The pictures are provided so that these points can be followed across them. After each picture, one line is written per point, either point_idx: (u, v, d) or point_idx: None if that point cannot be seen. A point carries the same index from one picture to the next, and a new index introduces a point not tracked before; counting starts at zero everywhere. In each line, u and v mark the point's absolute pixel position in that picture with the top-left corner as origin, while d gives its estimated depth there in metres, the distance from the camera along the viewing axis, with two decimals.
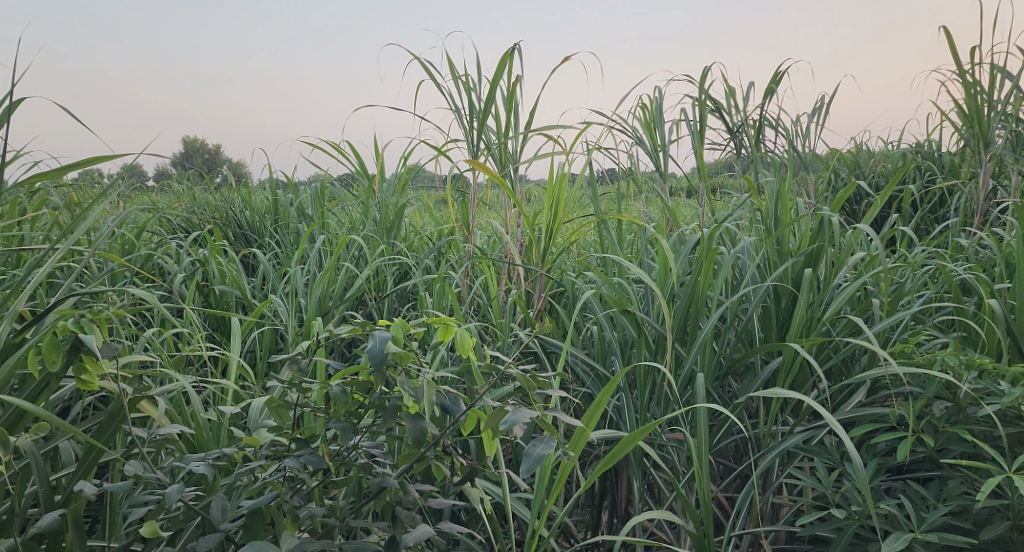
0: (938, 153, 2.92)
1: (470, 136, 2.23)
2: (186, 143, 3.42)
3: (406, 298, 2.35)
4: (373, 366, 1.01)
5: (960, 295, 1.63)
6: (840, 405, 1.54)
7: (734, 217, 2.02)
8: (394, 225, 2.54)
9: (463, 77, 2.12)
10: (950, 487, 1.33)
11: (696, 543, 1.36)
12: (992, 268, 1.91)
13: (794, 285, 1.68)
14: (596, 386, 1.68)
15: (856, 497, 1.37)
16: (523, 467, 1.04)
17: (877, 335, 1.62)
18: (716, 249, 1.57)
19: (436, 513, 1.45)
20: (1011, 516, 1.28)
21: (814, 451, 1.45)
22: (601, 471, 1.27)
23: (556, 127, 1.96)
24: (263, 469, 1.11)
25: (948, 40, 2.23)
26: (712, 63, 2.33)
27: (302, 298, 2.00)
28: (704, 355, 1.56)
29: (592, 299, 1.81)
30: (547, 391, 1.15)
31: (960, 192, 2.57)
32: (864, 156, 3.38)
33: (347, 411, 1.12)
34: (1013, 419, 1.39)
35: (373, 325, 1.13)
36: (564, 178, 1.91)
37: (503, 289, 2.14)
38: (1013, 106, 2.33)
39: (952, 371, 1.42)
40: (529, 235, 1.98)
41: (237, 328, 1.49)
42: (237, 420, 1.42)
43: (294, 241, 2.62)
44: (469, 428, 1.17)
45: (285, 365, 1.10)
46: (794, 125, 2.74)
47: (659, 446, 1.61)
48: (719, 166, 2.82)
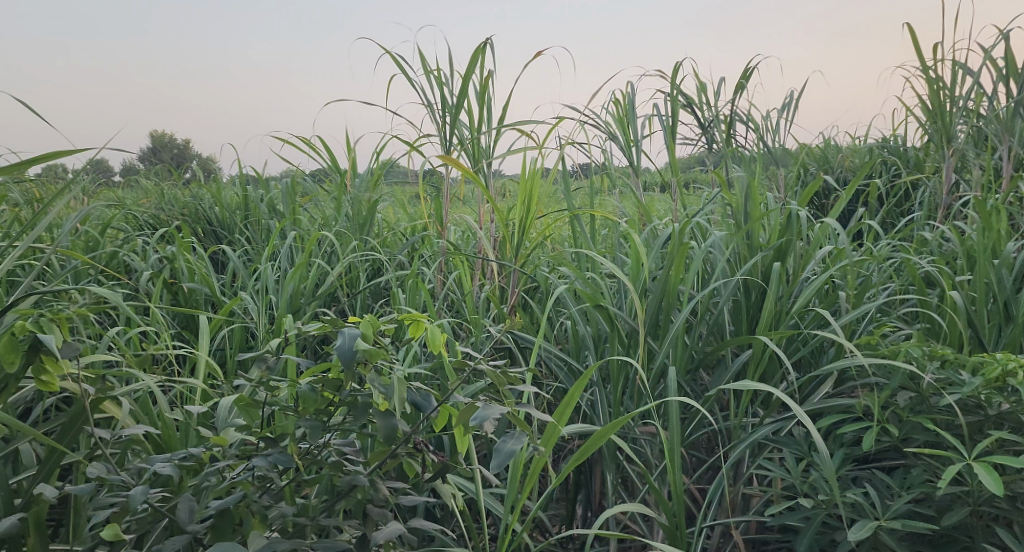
0: (903, 148, 2.98)
1: (443, 131, 2.22)
2: (154, 137, 3.32)
3: (379, 294, 2.34)
4: (342, 363, 1.01)
5: (923, 287, 1.66)
6: (808, 397, 1.57)
7: (705, 212, 2.04)
8: (367, 221, 2.53)
9: (435, 71, 2.12)
10: (913, 475, 1.36)
11: (668, 534, 1.38)
12: (954, 261, 1.94)
13: (764, 278, 1.71)
14: (569, 380, 1.70)
15: (824, 486, 1.39)
16: (494, 462, 1.05)
17: (844, 328, 1.66)
18: (687, 243, 1.59)
19: (410, 509, 1.45)
20: (972, 502, 1.31)
21: (784, 442, 1.48)
22: (575, 464, 1.29)
23: (528, 122, 1.96)
24: (232, 468, 1.09)
25: (912, 36, 2.28)
26: (683, 59, 2.36)
27: (273, 295, 1.97)
28: (676, 348, 1.58)
29: (564, 294, 1.81)
30: (519, 386, 1.14)
31: (925, 186, 2.61)
32: (832, 151, 3.43)
33: (317, 409, 1.11)
34: (974, 408, 1.38)
35: (343, 322, 1.12)
36: (536, 172, 1.91)
37: (477, 284, 2.13)
38: (975, 102, 2.38)
39: (916, 362, 1.44)
40: (502, 231, 1.98)
41: (204, 327, 1.47)
42: (206, 419, 1.40)
43: (265, 237, 2.59)
44: (441, 424, 1.17)
45: (252, 364, 1.09)
46: (765, 119, 2.78)
47: (633, 439, 1.63)
48: (691, 160, 2.85)
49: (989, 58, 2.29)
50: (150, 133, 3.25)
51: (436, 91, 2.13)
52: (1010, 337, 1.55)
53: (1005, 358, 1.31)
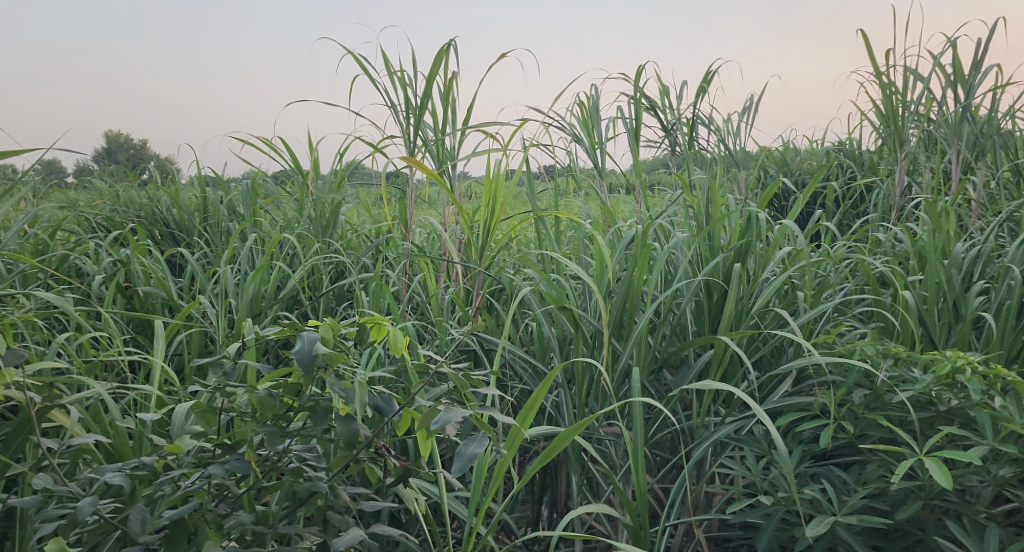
0: (858, 151, 3.06)
1: (407, 132, 2.20)
2: (109, 137, 3.23)
3: (343, 297, 2.32)
4: (301, 368, 0.99)
5: (877, 287, 1.70)
6: (768, 396, 1.60)
7: (668, 213, 2.06)
8: (330, 223, 2.49)
9: (398, 72, 2.10)
10: (868, 471, 1.39)
11: (632, 534, 1.38)
12: (907, 262, 2.00)
13: (725, 279, 1.73)
14: (533, 382, 1.71)
15: (783, 483, 1.42)
16: (456, 466, 1.04)
17: (803, 327, 1.69)
18: (650, 245, 1.60)
19: (373, 514, 1.43)
20: (923, 496, 1.34)
21: (745, 440, 1.50)
22: (540, 466, 1.28)
23: (492, 123, 1.95)
24: (186, 477, 1.06)
25: (866, 43, 2.34)
26: (646, 62, 2.38)
27: (232, 298, 1.93)
28: (640, 349, 1.59)
29: (528, 296, 1.81)
30: (482, 389, 1.14)
31: (880, 188, 2.68)
32: (791, 154, 3.50)
33: (276, 415, 1.09)
34: (926, 404, 1.42)
35: (303, 326, 1.10)
36: (501, 174, 1.91)
37: (442, 286, 2.12)
38: (926, 106, 2.45)
39: (871, 360, 1.48)
40: (467, 233, 1.97)
41: (160, 331, 1.44)
42: (162, 426, 1.36)
43: (225, 239, 2.54)
44: (404, 428, 1.16)
45: (208, 369, 1.06)
46: (726, 122, 2.83)
47: (597, 440, 1.63)
48: (654, 163, 2.87)
49: (938, 64, 2.36)
50: (104, 132, 3.16)
51: (400, 91, 2.12)
52: (960, 335, 1.60)
53: (954, 355, 1.35)
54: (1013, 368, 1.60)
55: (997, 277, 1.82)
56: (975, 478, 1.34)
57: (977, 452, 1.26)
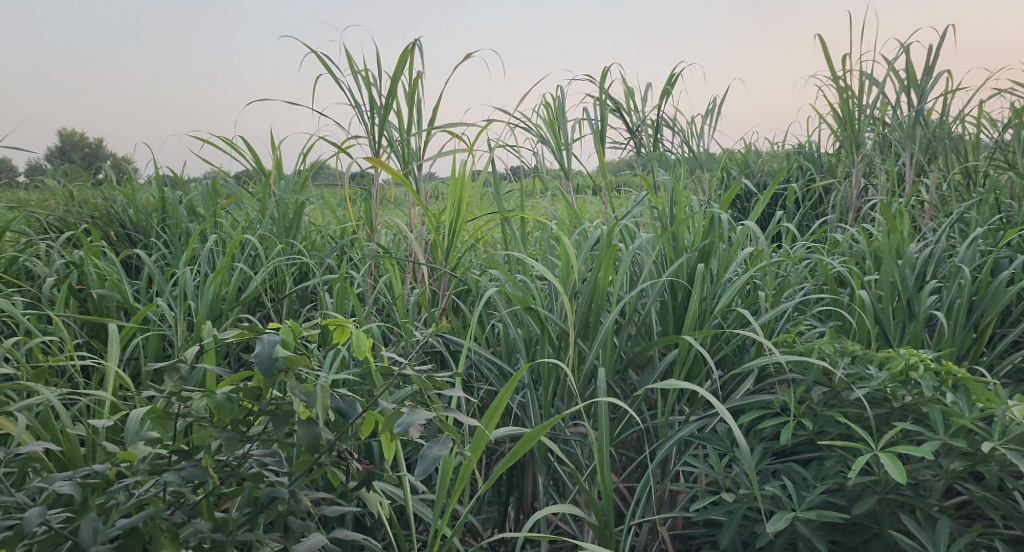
0: (817, 154, 3.12)
1: (372, 132, 2.18)
2: (62, 135, 3.14)
3: (307, 299, 2.28)
4: (260, 371, 0.97)
5: (835, 287, 1.74)
6: (731, 394, 1.62)
7: (633, 214, 2.08)
8: (294, 224, 2.45)
9: (362, 72, 2.08)
10: (827, 467, 1.42)
11: (597, 533, 1.39)
12: (864, 262, 2.05)
13: (689, 279, 1.75)
14: (499, 382, 1.71)
15: (745, 480, 1.44)
16: (419, 469, 1.03)
17: (764, 326, 1.72)
18: (616, 245, 1.61)
19: (337, 519, 1.41)
20: (879, 491, 1.37)
21: (708, 438, 1.52)
22: (505, 467, 1.28)
23: (458, 124, 1.94)
24: (141, 484, 1.03)
25: (824, 48, 2.39)
26: (611, 64, 2.40)
27: (192, 301, 1.89)
28: (605, 349, 1.60)
29: (494, 296, 1.81)
30: (446, 391, 1.13)
31: (838, 190, 2.74)
32: (752, 156, 3.56)
33: (235, 420, 1.06)
34: (881, 401, 1.46)
35: (263, 329, 1.08)
36: (467, 174, 1.90)
37: (408, 288, 2.11)
38: (881, 110, 2.52)
39: (829, 358, 1.51)
40: (432, 234, 1.96)
41: (114, 335, 1.40)
42: (116, 433, 1.33)
43: (184, 240, 2.48)
44: (367, 431, 1.15)
45: (164, 374, 1.03)
46: (689, 125, 2.86)
47: (563, 440, 1.64)
48: (620, 164, 2.89)
49: (893, 69, 2.43)
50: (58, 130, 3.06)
51: (364, 91, 2.10)
52: (913, 333, 1.64)
53: (908, 352, 1.38)
54: (963, 365, 1.65)
55: (948, 277, 1.88)
56: (927, 472, 1.38)
57: (929, 447, 1.30)
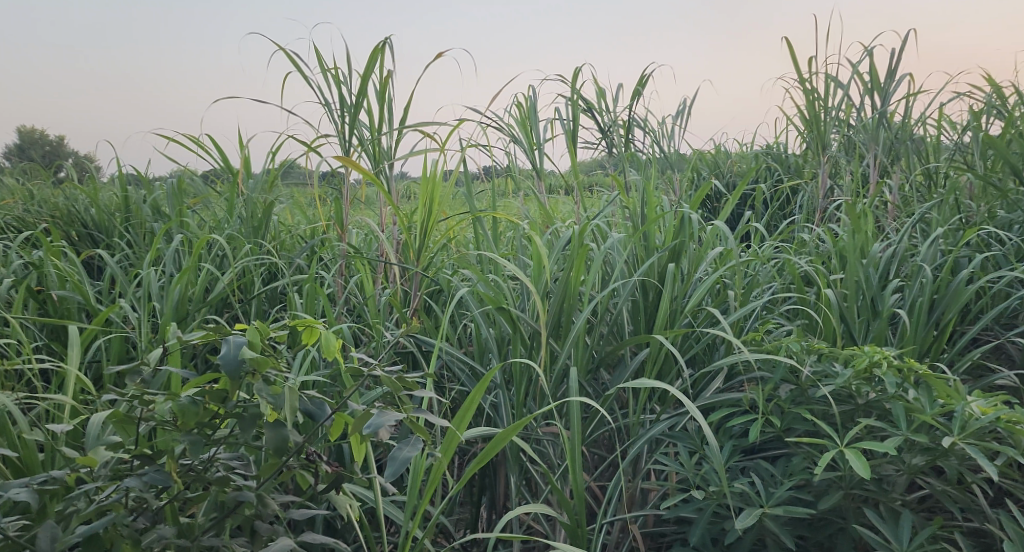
0: (785, 155, 3.18)
1: (342, 132, 2.16)
2: (21, 133, 3.06)
3: (276, 299, 2.25)
4: (226, 373, 0.96)
5: (802, 286, 1.77)
6: (701, 392, 1.64)
7: (605, 214, 2.09)
8: (262, 224, 2.41)
9: (332, 70, 2.06)
10: (794, 463, 1.44)
11: (569, 532, 1.39)
12: (830, 261, 2.09)
13: (660, 279, 1.77)
14: (471, 383, 1.70)
15: (715, 478, 1.45)
16: (389, 471, 1.02)
17: (733, 325, 1.74)
18: (587, 245, 1.62)
19: (306, 522, 1.40)
20: (845, 486, 1.40)
21: (678, 437, 1.53)
22: (477, 468, 1.28)
23: (429, 123, 1.93)
24: (101, 490, 1.00)
25: (791, 50, 2.43)
26: (583, 64, 2.41)
27: (156, 302, 1.85)
28: (577, 349, 1.60)
29: (466, 296, 1.80)
30: (417, 392, 1.13)
31: (805, 190, 2.79)
32: (722, 157, 3.60)
33: (201, 423, 1.04)
34: (846, 398, 1.49)
35: (229, 330, 1.06)
36: (438, 174, 1.90)
37: (379, 288, 2.09)
38: (846, 112, 2.57)
39: (796, 356, 1.53)
40: (404, 234, 1.94)
41: (74, 338, 1.36)
42: (76, 438, 1.29)
43: (148, 240, 2.43)
44: (336, 433, 1.14)
45: (126, 377, 1.01)
46: (660, 126, 2.89)
47: (535, 440, 1.64)
48: (591, 164, 2.91)
49: (857, 72, 2.47)
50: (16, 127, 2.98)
51: (334, 89, 2.08)
52: (877, 330, 1.68)
53: (872, 350, 1.41)
54: (925, 362, 1.69)
55: (910, 275, 1.92)
56: (890, 468, 1.41)
57: (892, 442, 1.32)
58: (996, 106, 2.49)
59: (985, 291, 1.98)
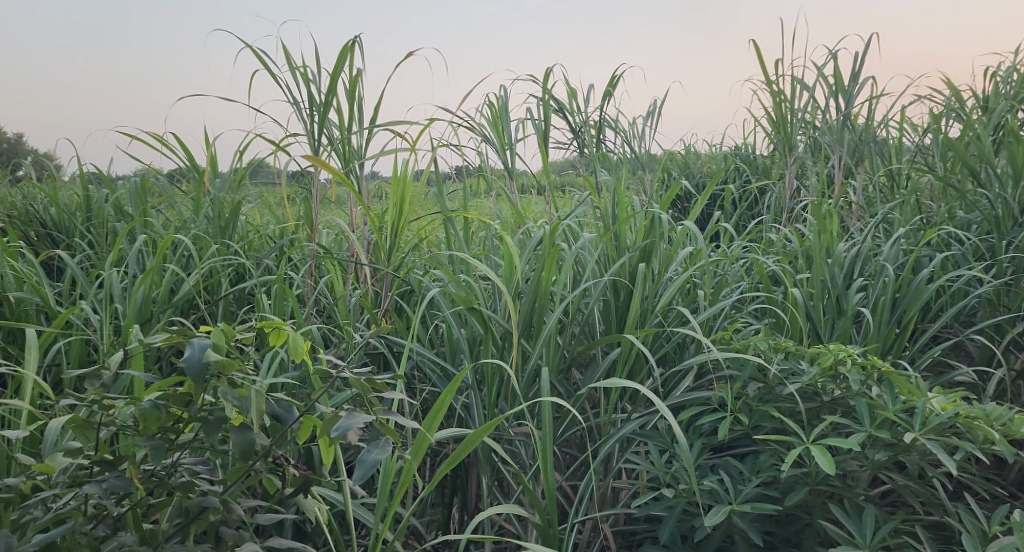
0: (753, 156, 3.22)
1: (311, 131, 2.13)
2: None
3: (244, 300, 2.22)
4: (190, 376, 0.93)
5: (769, 286, 1.80)
6: (671, 391, 1.65)
7: (576, 214, 2.09)
8: (230, 224, 2.37)
9: (301, 68, 2.03)
10: (761, 460, 1.45)
11: (541, 532, 1.39)
12: (796, 260, 2.12)
13: (630, 279, 1.77)
14: (442, 383, 1.69)
15: (684, 476, 1.46)
16: (358, 474, 1.01)
17: (703, 324, 1.76)
18: (558, 245, 1.62)
19: (274, 527, 1.38)
20: (811, 482, 1.42)
21: (649, 435, 1.54)
22: (448, 469, 1.27)
23: (400, 123, 1.92)
24: (58, 497, 0.98)
25: (759, 53, 2.46)
26: (554, 64, 2.41)
27: (119, 304, 1.81)
28: (548, 349, 1.60)
29: (437, 296, 1.79)
30: (386, 393, 1.11)
31: (772, 191, 2.83)
32: (692, 157, 3.64)
33: (164, 428, 1.02)
34: (812, 395, 1.51)
35: (193, 332, 1.04)
36: (409, 174, 1.88)
37: (350, 288, 2.07)
38: (813, 114, 2.61)
39: (764, 355, 1.55)
40: (374, 234, 1.93)
41: (32, 341, 1.32)
42: (33, 444, 1.26)
43: (111, 239, 2.37)
44: (305, 436, 1.12)
45: (84, 380, 0.98)
46: (630, 126, 2.91)
47: (507, 440, 1.64)
48: (563, 164, 2.91)
49: (822, 74, 2.52)
50: None
51: (303, 88, 2.05)
52: (842, 329, 1.71)
53: (837, 348, 1.43)
54: (888, 359, 1.72)
55: (874, 274, 1.96)
56: (855, 463, 1.44)
57: (857, 439, 1.35)
58: (956, 109, 2.55)
59: (945, 289, 2.02)
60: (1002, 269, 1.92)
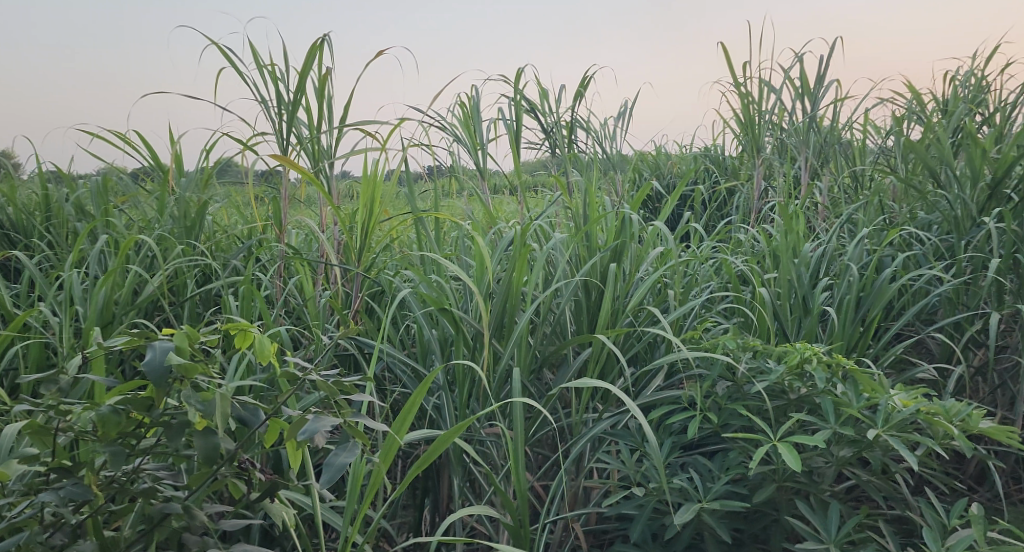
0: (722, 157, 3.26)
1: (280, 129, 2.10)
2: None
3: (210, 302, 2.18)
4: (151, 380, 0.91)
5: (738, 286, 1.82)
6: (642, 391, 1.66)
7: (547, 214, 2.09)
8: (196, 224, 2.33)
9: (268, 66, 2.00)
10: (730, 458, 1.47)
11: (512, 533, 1.38)
12: (764, 260, 2.15)
13: (602, 279, 1.78)
14: (413, 385, 1.68)
15: (655, 474, 1.47)
16: (325, 477, 0.99)
17: (673, 324, 1.77)
18: (529, 245, 1.62)
19: (241, 532, 1.35)
20: (778, 479, 1.44)
21: (620, 435, 1.54)
22: (418, 471, 1.25)
23: (370, 122, 1.90)
24: (13, 505, 0.95)
25: (727, 55, 2.49)
26: (525, 65, 2.41)
27: (79, 306, 1.76)
28: (520, 349, 1.60)
29: (408, 297, 1.78)
30: (355, 395, 1.10)
31: (741, 191, 2.87)
32: (662, 157, 3.67)
33: (124, 433, 0.99)
34: (780, 394, 1.53)
35: (155, 335, 1.01)
36: (379, 174, 1.86)
37: (319, 289, 2.05)
38: (780, 116, 2.65)
39: (732, 354, 1.57)
40: (344, 234, 1.91)
41: None
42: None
43: (72, 240, 2.32)
44: (271, 440, 1.10)
45: (40, 384, 0.95)
46: (602, 127, 2.92)
47: (478, 441, 1.63)
48: (535, 164, 2.92)
49: (789, 77, 2.56)
50: None
51: (271, 86, 2.02)
52: (809, 328, 1.73)
53: (803, 347, 1.45)
54: (852, 357, 1.75)
55: (839, 274, 1.99)
56: (820, 460, 1.46)
57: (822, 436, 1.37)
58: (918, 112, 2.61)
59: (907, 288, 2.07)
60: (961, 269, 1.97)
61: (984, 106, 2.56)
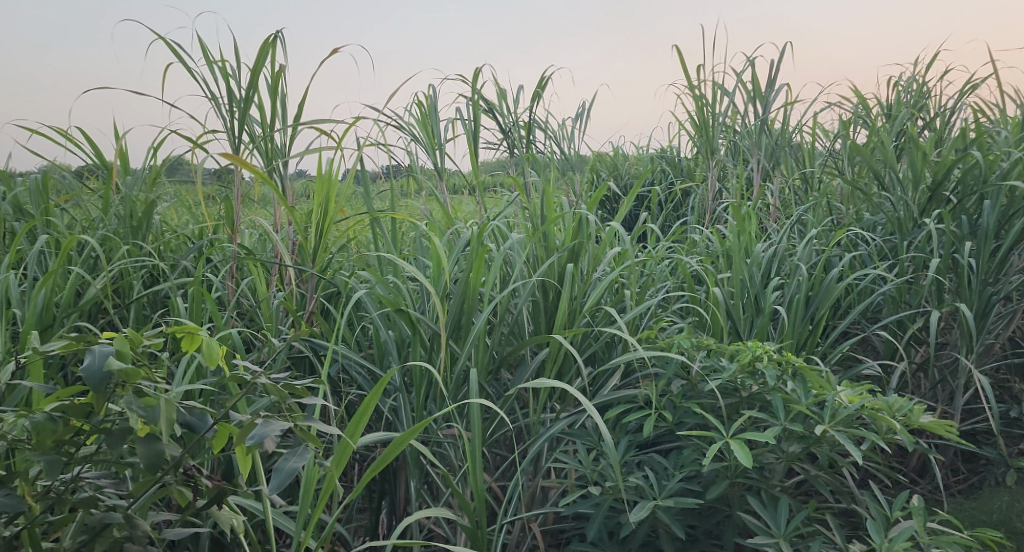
0: (677, 159, 3.31)
1: (231, 127, 2.05)
2: None
3: (158, 304, 2.12)
4: (89, 386, 0.87)
5: (692, 285, 1.84)
6: (598, 390, 1.67)
7: (505, 214, 2.09)
8: (142, 223, 2.26)
9: (219, 62, 1.95)
10: (684, 455, 1.49)
11: (469, 535, 1.37)
12: (718, 260, 2.19)
13: (559, 279, 1.78)
14: (369, 386, 1.66)
15: (611, 473, 1.48)
16: (274, 483, 0.97)
17: (629, 324, 1.79)
18: (486, 246, 1.61)
19: (189, 540, 1.32)
20: (730, 475, 1.46)
21: (577, 434, 1.55)
22: (373, 475, 1.22)
23: (325, 120, 1.87)
24: None
25: (682, 58, 2.52)
26: (483, 65, 2.40)
27: (16, 308, 1.69)
28: (477, 350, 1.59)
29: (364, 298, 1.75)
30: (307, 399, 1.07)
31: (696, 192, 2.91)
32: (620, 159, 3.70)
33: (62, 440, 0.95)
34: (732, 391, 1.56)
35: (95, 338, 0.97)
36: (334, 173, 1.83)
37: (272, 290, 2.00)
38: (733, 118, 2.70)
39: (687, 353, 1.59)
40: (298, 234, 1.87)
41: None
42: None
43: (9, 239, 2.22)
44: (219, 446, 1.07)
45: None
46: (559, 128, 2.94)
47: (436, 443, 1.62)
48: (493, 164, 2.91)
49: (741, 80, 2.61)
50: None
51: (221, 82, 1.97)
52: (761, 326, 1.77)
53: (755, 345, 1.47)
54: (802, 355, 1.79)
55: (790, 273, 2.04)
56: (771, 455, 1.49)
57: (773, 432, 1.39)
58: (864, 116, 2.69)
59: (853, 287, 2.13)
60: (904, 269, 2.04)
61: (925, 111, 2.65)
